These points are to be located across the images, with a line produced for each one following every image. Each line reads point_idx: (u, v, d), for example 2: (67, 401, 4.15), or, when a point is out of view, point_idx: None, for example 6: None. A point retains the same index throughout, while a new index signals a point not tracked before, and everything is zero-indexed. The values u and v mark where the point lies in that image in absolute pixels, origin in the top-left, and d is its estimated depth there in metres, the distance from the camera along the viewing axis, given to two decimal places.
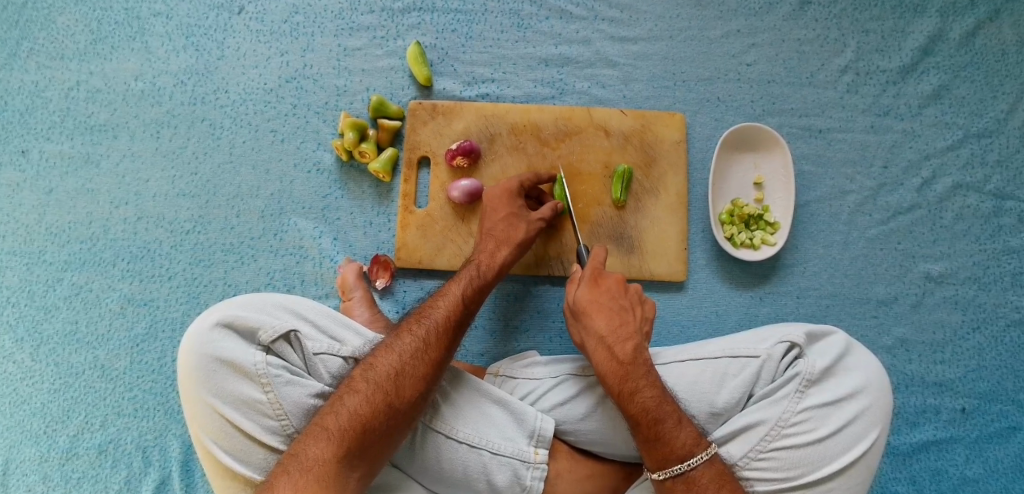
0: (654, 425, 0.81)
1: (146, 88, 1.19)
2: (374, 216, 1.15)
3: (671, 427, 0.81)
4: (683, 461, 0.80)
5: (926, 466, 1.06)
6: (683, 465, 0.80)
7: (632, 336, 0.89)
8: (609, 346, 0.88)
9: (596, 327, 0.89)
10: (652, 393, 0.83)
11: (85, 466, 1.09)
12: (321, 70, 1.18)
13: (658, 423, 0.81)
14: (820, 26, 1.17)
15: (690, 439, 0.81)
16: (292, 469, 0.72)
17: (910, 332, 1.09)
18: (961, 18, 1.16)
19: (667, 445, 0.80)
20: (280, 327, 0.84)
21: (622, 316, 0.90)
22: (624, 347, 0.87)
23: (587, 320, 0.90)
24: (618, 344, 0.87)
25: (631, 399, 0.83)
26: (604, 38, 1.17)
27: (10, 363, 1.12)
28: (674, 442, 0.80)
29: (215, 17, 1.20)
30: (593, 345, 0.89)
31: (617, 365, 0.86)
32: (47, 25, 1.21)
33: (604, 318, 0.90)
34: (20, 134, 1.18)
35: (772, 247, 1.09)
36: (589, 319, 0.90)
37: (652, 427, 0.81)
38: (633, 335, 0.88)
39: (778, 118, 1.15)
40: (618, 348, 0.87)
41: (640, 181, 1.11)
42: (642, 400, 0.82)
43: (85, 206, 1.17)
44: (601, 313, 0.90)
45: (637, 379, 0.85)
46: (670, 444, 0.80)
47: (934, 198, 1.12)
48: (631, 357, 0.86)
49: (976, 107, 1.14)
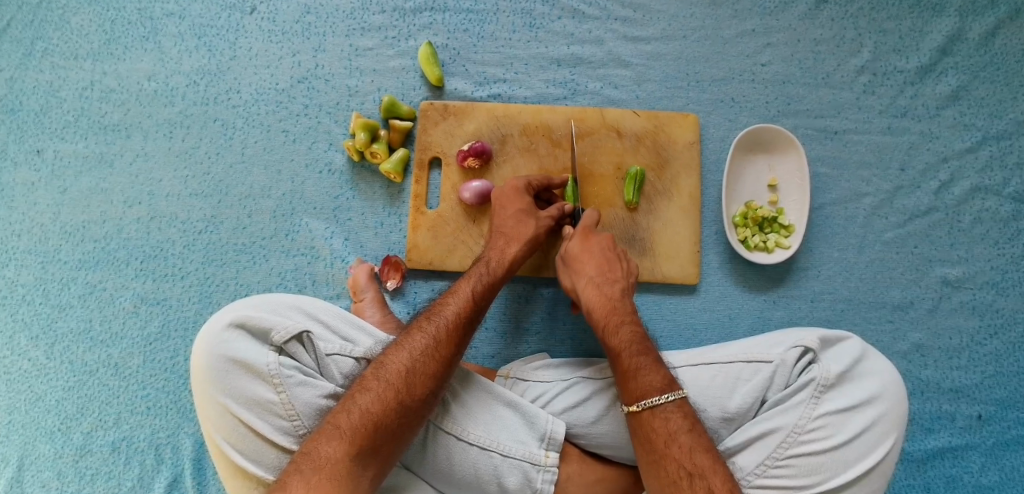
0: (637, 356, 0.84)
1: (159, 88, 1.20)
2: (385, 217, 1.14)
3: (651, 362, 0.84)
4: (662, 393, 0.80)
5: (941, 473, 1.04)
6: (665, 396, 0.79)
7: (619, 281, 0.93)
8: (599, 286, 0.92)
9: (586, 270, 0.94)
10: (635, 329, 0.88)
11: (98, 463, 1.10)
12: (332, 70, 1.18)
13: (641, 354, 0.84)
14: (836, 25, 1.15)
15: (667, 377, 0.82)
16: (304, 467, 0.72)
17: (926, 337, 1.08)
18: (980, 17, 1.14)
19: (647, 375, 0.82)
20: (292, 328, 0.84)
21: (611, 264, 0.95)
22: (613, 288, 0.92)
23: (577, 265, 0.95)
24: (606, 285, 0.93)
25: (618, 331, 0.87)
26: (617, 38, 1.16)
27: (24, 360, 1.14)
28: (652, 373, 0.82)
29: (227, 17, 1.20)
30: (583, 285, 0.94)
31: (607, 302, 0.91)
32: (62, 25, 1.21)
33: (593, 264, 0.94)
34: (35, 134, 1.19)
35: (786, 250, 1.08)
36: (579, 264, 0.95)
37: (634, 359, 0.84)
38: (620, 280, 0.94)
39: (794, 119, 1.14)
40: (608, 289, 0.92)
41: (653, 182, 1.10)
42: (627, 333, 0.87)
43: (99, 205, 1.17)
44: (592, 260, 0.95)
45: (623, 315, 0.90)
46: (649, 376, 0.82)
47: (952, 201, 1.10)
48: (619, 297, 0.92)
49: (995, 109, 1.12)
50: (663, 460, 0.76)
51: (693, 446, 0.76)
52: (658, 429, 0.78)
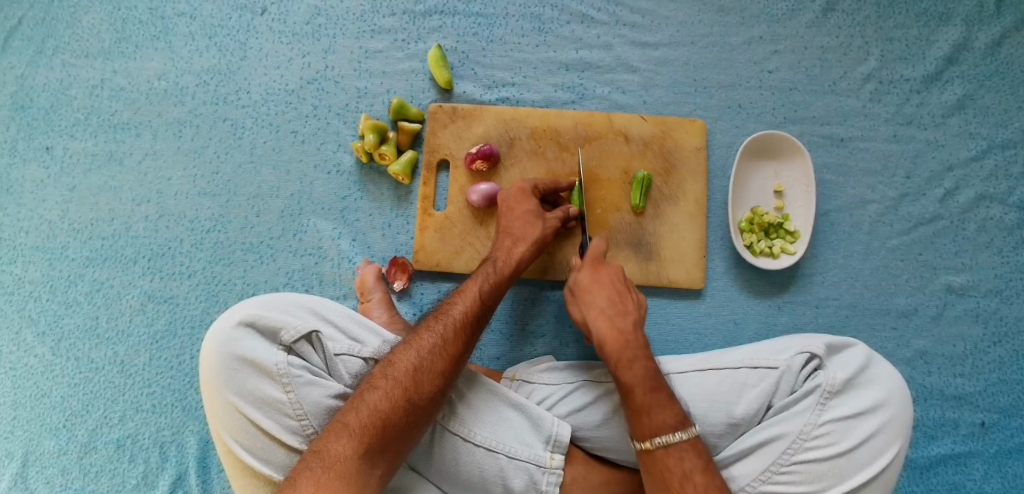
0: (650, 393, 0.83)
1: (169, 87, 1.20)
2: (393, 218, 1.15)
3: (664, 400, 0.82)
4: (676, 430, 0.80)
5: (944, 480, 1.05)
6: (678, 434, 0.80)
7: (630, 312, 0.92)
8: (611, 317, 0.90)
9: (597, 301, 0.92)
10: (648, 364, 0.86)
11: (103, 460, 1.11)
12: (341, 72, 1.19)
13: (655, 392, 0.83)
14: (843, 33, 1.16)
15: (680, 414, 0.81)
16: (314, 465, 0.73)
17: (931, 345, 1.08)
18: (986, 26, 1.14)
19: (660, 413, 0.81)
20: (301, 327, 0.85)
21: (622, 296, 0.93)
22: (625, 319, 0.90)
23: (588, 296, 0.93)
24: (618, 316, 0.91)
25: (630, 367, 0.85)
26: (625, 43, 1.17)
27: (30, 356, 1.14)
28: (665, 410, 0.81)
29: (237, 18, 1.21)
30: (594, 317, 0.91)
31: (619, 335, 0.89)
32: (73, 24, 1.22)
33: (604, 294, 0.93)
34: (44, 131, 1.20)
35: (792, 256, 1.08)
36: (590, 295, 0.93)
37: (647, 396, 0.82)
38: (632, 312, 0.92)
39: (800, 125, 1.14)
40: (620, 320, 0.90)
41: (659, 187, 1.11)
42: (640, 368, 0.85)
43: (108, 203, 1.18)
44: (602, 291, 0.93)
45: (636, 349, 0.87)
46: (661, 414, 0.81)
47: (957, 209, 1.11)
48: (631, 329, 0.90)
49: (1001, 118, 1.13)
50: None
51: (707, 485, 0.77)
52: (672, 468, 0.79)
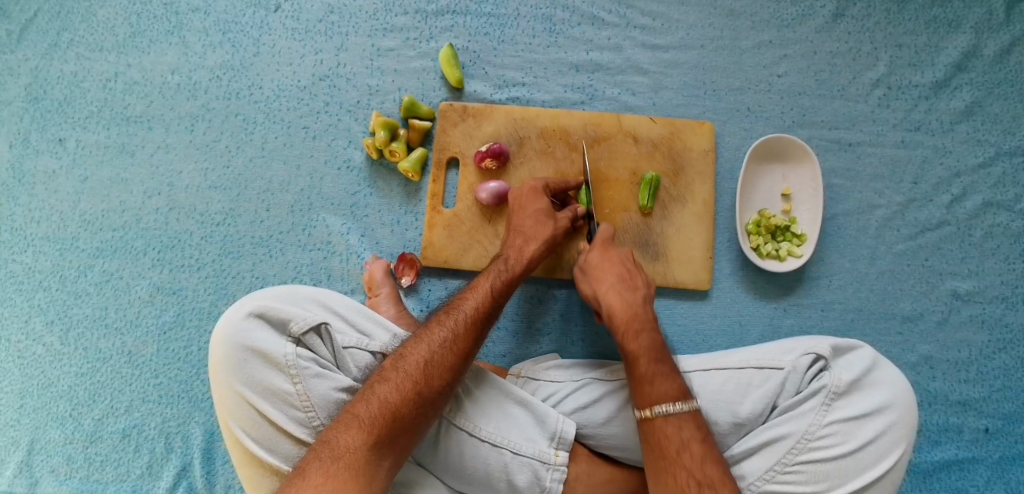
0: (654, 363, 0.85)
1: (182, 81, 1.22)
2: (402, 214, 1.16)
3: (666, 372, 0.84)
4: (676, 401, 0.80)
5: (947, 485, 1.05)
6: (679, 405, 0.80)
7: (639, 288, 0.94)
8: (620, 291, 0.92)
9: (607, 275, 0.94)
10: (655, 336, 0.88)
11: (108, 450, 1.11)
12: (353, 69, 1.20)
13: (659, 362, 0.85)
14: (852, 39, 1.17)
15: (681, 387, 0.82)
16: (323, 455, 0.73)
17: (935, 350, 1.09)
18: (996, 35, 1.15)
19: (661, 384, 0.82)
20: (311, 319, 0.85)
21: (631, 272, 0.95)
22: (633, 294, 0.92)
23: (598, 272, 0.95)
24: (628, 290, 0.93)
25: (637, 337, 0.87)
26: (635, 45, 1.18)
27: (38, 345, 1.15)
28: (669, 383, 0.82)
29: (251, 14, 1.22)
30: (604, 290, 0.93)
31: (627, 308, 0.91)
32: (88, 18, 1.23)
33: (615, 271, 0.95)
34: (58, 123, 1.21)
35: (798, 259, 1.09)
36: (600, 270, 0.95)
37: (651, 366, 0.84)
38: (641, 287, 0.94)
39: (808, 130, 1.15)
40: (628, 294, 0.92)
41: (667, 188, 1.11)
42: (645, 339, 0.87)
43: (119, 195, 1.19)
44: (613, 267, 0.95)
45: (644, 321, 0.90)
46: (663, 384, 0.82)
47: (964, 215, 1.11)
48: (639, 303, 0.92)
49: (1009, 125, 1.14)
50: (673, 467, 0.76)
51: (705, 456, 0.76)
52: (670, 437, 0.79)
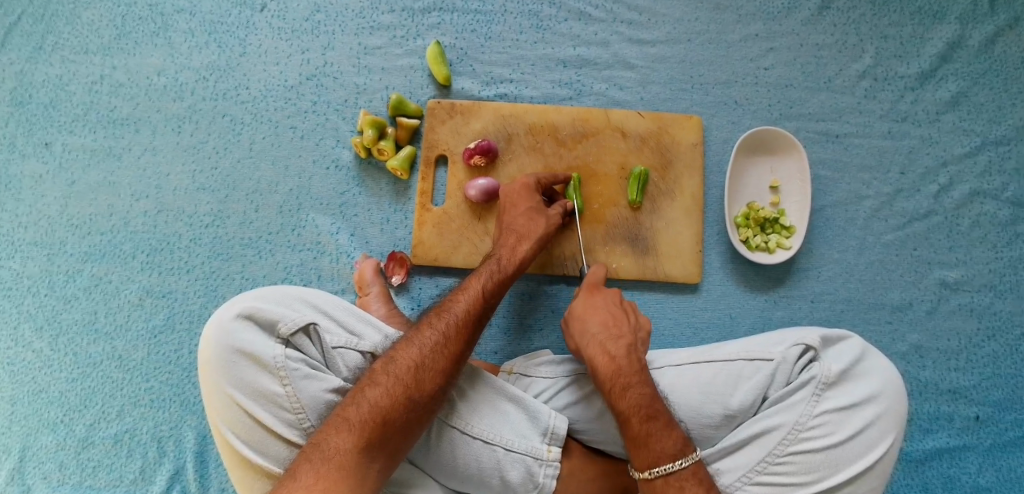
0: (646, 421, 0.81)
1: (168, 83, 1.21)
2: (391, 213, 1.16)
3: (661, 427, 0.81)
4: (675, 459, 0.79)
5: (939, 473, 1.05)
6: (678, 462, 0.79)
7: (625, 335, 0.91)
8: (604, 342, 0.90)
9: (590, 327, 0.92)
10: (643, 390, 0.84)
11: (101, 455, 1.11)
12: (340, 68, 1.19)
13: (651, 419, 0.81)
14: (838, 31, 1.17)
15: (679, 441, 0.80)
16: (313, 457, 0.73)
17: (925, 339, 1.09)
18: (980, 25, 1.16)
19: (659, 442, 0.80)
20: (299, 320, 0.85)
21: (618, 319, 0.92)
22: (616, 344, 0.89)
23: (582, 323, 0.93)
24: (612, 341, 0.89)
25: (623, 394, 0.84)
26: (622, 40, 1.18)
27: (28, 351, 1.14)
28: (665, 438, 0.80)
29: (237, 14, 1.22)
30: (588, 343, 0.91)
31: (610, 361, 0.87)
32: (72, 20, 1.23)
33: (598, 319, 0.92)
34: (44, 127, 1.20)
35: (787, 251, 1.09)
36: (584, 321, 0.93)
37: (643, 425, 0.81)
38: (625, 335, 0.90)
39: (796, 122, 1.15)
40: (611, 344, 0.89)
41: (656, 183, 1.12)
42: (634, 395, 0.84)
43: (106, 198, 1.18)
44: (596, 315, 0.93)
45: (630, 376, 0.86)
46: (661, 442, 0.80)
47: (951, 205, 1.12)
48: (624, 353, 0.88)
49: (994, 115, 1.14)
50: None
51: None
52: None
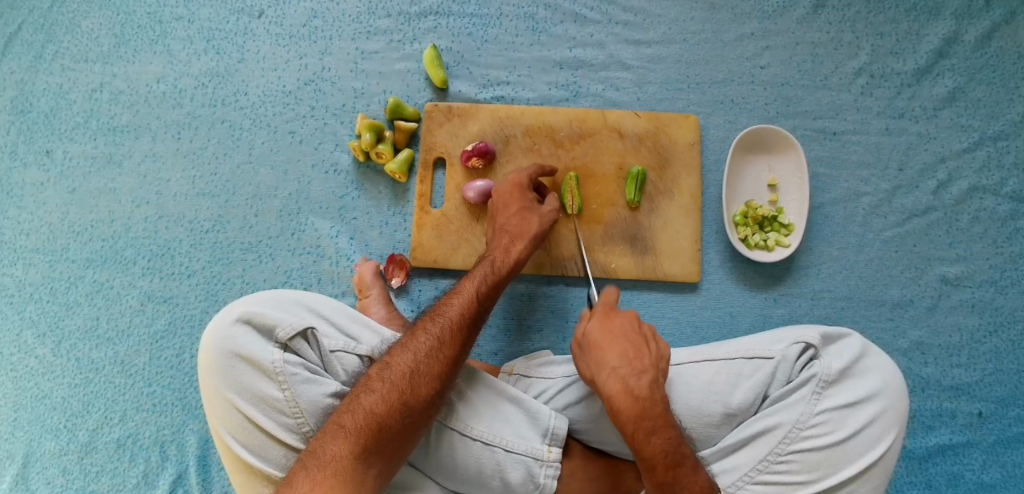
0: (673, 469, 0.77)
1: (168, 90, 1.22)
2: (390, 216, 1.16)
3: (688, 473, 0.77)
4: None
5: (943, 470, 1.05)
6: None
7: (646, 369, 0.83)
8: (624, 379, 0.82)
9: (608, 360, 0.84)
10: (669, 434, 0.79)
11: (103, 460, 1.11)
12: (338, 73, 1.20)
13: (678, 466, 0.77)
14: (834, 28, 1.17)
15: (704, 484, 0.78)
16: (310, 463, 0.74)
17: (926, 335, 1.09)
18: (976, 20, 1.16)
19: (685, 489, 0.77)
20: (297, 324, 0.85)
21: (638, 350, 0.85)
22: (639, 382, 0.82)
23: (598, 354, 0.85)
24: (633, 378, 0.82)
25: (649, 440, 0.78)
26: (618, 41, 1.18)
27: (31, 358, 1.15)
28: (692, 484, 0.77)
29: (235, 21, 1.23)
30: (605, 377, 0.83)
31: (634, 402, 0.80)
32: (73, 29, 1.24)
33: (616, 351, 0.85)
34: (45, 135, 1.21)
35: (786, 249, 1.09)
36: (601, 352, 0.85)
37: (670, 474, 0.77)
38: (648, 370, 0.83)
39: (793, 120, 1.15)
40: (633, 381, 0.82)
41: (653, 182, 1.12)
42: (660, 441, 0.78)
43: (108, 205, 1.19)
44: (614, 347, 0.85)
45: (654, 418, 0.79)
46: (687, 488, 0.77)
47: (950, 200, 1.12)
48: (647, 393, 0.81)
49: (992, 110, 1.14)
50: None
51: None
52: None
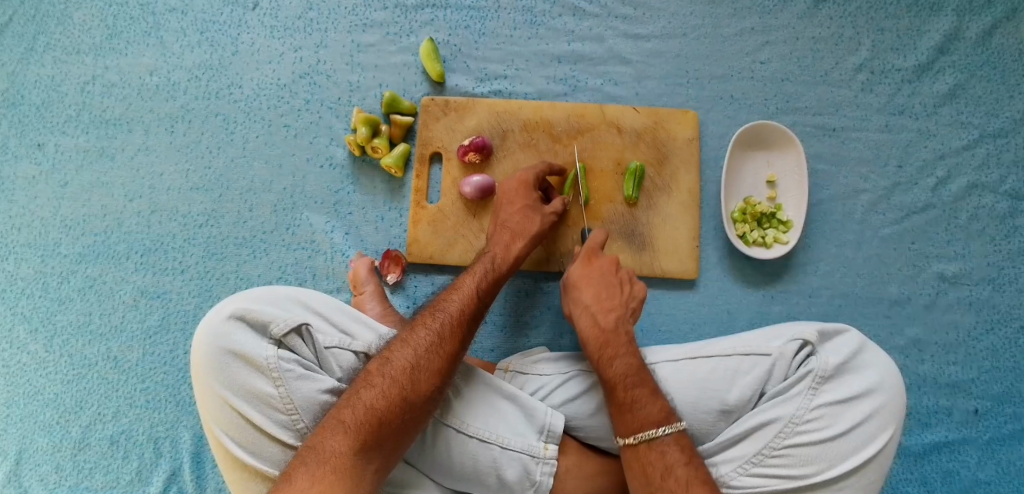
0: (631, 390, 0.84)
1: (161, 83, 1.20)
2: (386, 211, 1.15)
3: (646, 393, 0.83)
4: (659, 426, 0.80)
5: (938, 468, 1.05)
6: (662, 429, 0.80)
7: (616, 308, 0.93)
8: (593, 314, 0.93)
9: (582, 297, 0.95)
10: (630, 361, 0.87)
11: (97, 457, 1.10)
12: (334, 66, 1.19)
13: (635, 386, 0.84)
14: (834, 24, 1.16)
15: (663, 408, 0.82)
16: (309, 460, 0.73)
17: (924, 333, 1.09)
18: (977, 16, 1.15)
19: (642, 408, 0.82)
20: (291, 319, 0.84)
21: (609, 290, 0.95)
22: (606, 316, 0.92)
23: (575, 292, 0.96)
24: (601, 314, 0.93)
25: (610, 363, 0.87)
26: (617, 35, 1.17)
27: (23, 354, 1.14)
28: (649, 405, 0.82)
29: (229, 13, 1.21)
30: (578, 313, 0.94)
31: (599, 332, 0.91)
32: (64, 20, 1.22)
33: (591, 290, 0.95)
34: (36, 128, 1.19)
35: (784, 246, 1.08)
36: (577, 291, 0.96)
37: (628, 392, 0.84)
38: (617, 308, 0.94)
39: (792, 116, 1.15)
40: (601, 316, 0.92)
41: (652, 178, 1.11)
42: (620, 365, 0.87)
43: (100, 199, 1.18)
44: (589, 286, 0.96)
45: (617, 346, 0.89)
46: (644, 408, 0.82)
47: (949, 198, 1.11)
48: (612, 326, 0.91)
49: (992, 107, 1.13)
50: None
51: (689, 480, 0.76)
52: (655, 463, 0.79)
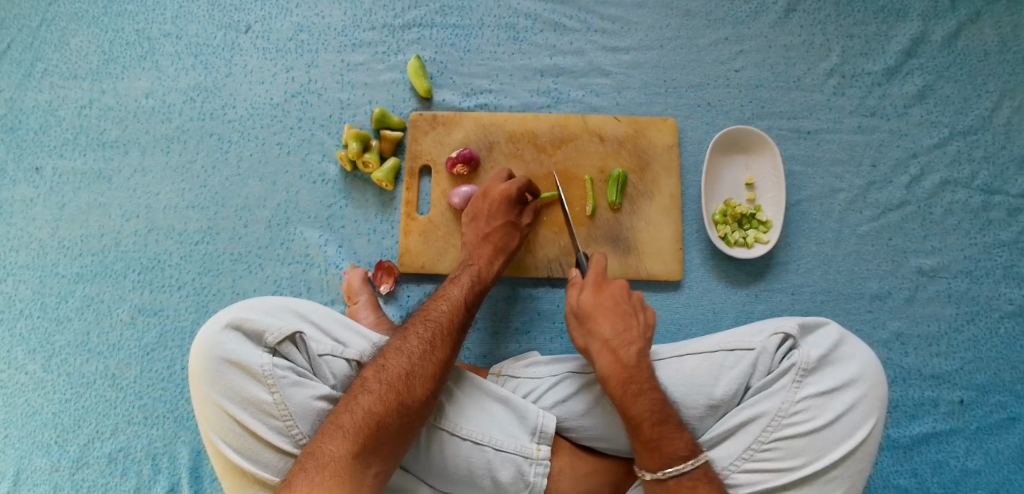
0: (658, 426, 0.84)
1: (157, 105, 1.24)
2: (378, 223, 1.18)
3: (671, 429, 0.84)
4: (686, 460, 0.81)
5: (927, 458, 1.07)
6: (690, 463, 0.81)
7: (635, 340, 0.92)
8: (614, 349, 0.91)
9: (600, 331, 0.93)
10: (654, 395, 0.86)
11: (95, 474, 1.11)
12: (324, 85, 1.23)
13: (662, 424, 0.84)
14: (805, 32, 1.21)
15: (689, 442, 0.83)
16: (308, 465, 0.74)
17: (906, 325, 1.11)
18: (942, 20, 1.20)
19: (670, 445, 0.83)
20: (285, 328, 0.86)
21: (626, 320, 0.94)
22: (626, 351, 0.91)
23: (591, 325, 0.95)
24: (621, 348, 0.91)
25: (635, 400, 0.85)
26: (597, 48, 1.22)
27: (21, 374, 1.15)
28: (676, 440, 0.83)
29: (222, 36, 1.25)
30: (597, 348, 0.92)
31: (621, 368, 0.89)
32: (61, 47, 1.26)
33: (608, 322, 0.94)
34: (34, 151, 1.22)
35: (765, 245, 1.11)
36: (594, 323, 0.95)
37: (654, 430, 0.83)
38: (635, 340, 0.92)
39: (768, 121, 1.19)
40: (623, 351, 0.91)
41: (635, 184, 1.14)
42: (645, 402, 0.85)
43: (97, 220, 1.20)
44: (605, 318, 0.95)
45: (641, 382, 0.87)
46: (672, 445, 0.82)
47: (923, 194, 1.15)
48: (633, 361, 0.90)
49: (960, 106, 1.18)
50: None
51: None
52: None
